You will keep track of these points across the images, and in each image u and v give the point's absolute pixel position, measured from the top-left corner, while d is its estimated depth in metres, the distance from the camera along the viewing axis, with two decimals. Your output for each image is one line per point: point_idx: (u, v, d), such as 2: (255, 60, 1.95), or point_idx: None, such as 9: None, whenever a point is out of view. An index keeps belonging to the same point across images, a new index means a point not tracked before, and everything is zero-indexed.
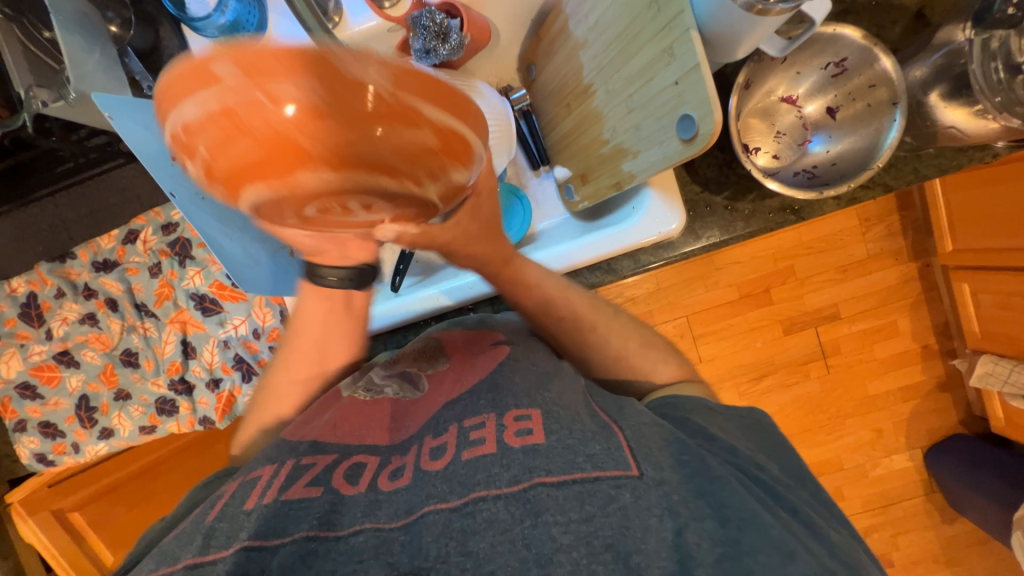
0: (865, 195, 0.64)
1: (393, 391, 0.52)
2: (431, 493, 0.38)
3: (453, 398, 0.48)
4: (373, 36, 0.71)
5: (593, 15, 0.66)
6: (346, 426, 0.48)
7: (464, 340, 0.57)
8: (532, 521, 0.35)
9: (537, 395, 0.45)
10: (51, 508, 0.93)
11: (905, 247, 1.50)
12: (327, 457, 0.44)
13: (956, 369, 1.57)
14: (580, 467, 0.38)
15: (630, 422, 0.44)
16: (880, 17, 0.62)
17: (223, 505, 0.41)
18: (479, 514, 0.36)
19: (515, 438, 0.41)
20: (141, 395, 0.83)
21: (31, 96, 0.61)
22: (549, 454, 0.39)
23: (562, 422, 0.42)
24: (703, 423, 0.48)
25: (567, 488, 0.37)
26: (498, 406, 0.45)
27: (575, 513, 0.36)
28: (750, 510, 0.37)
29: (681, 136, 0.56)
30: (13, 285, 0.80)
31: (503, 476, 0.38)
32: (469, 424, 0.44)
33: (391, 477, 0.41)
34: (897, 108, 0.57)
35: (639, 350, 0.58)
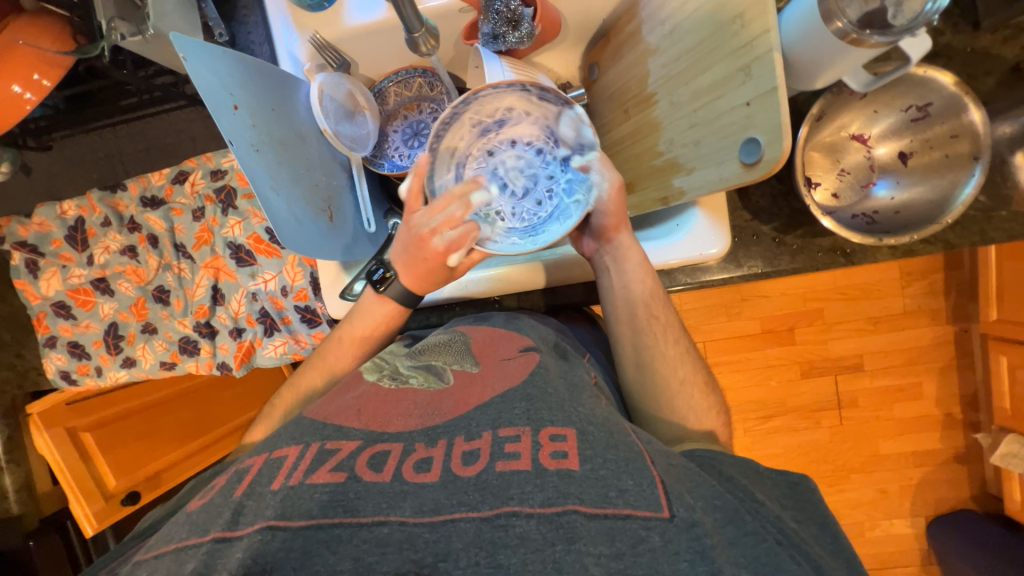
0: (923, 250, 0.62)
1: (416, 381, 0.53)
2: (462, 500, 0.39)
3: (485, 402, 0.48)
4: (443, 14, 0.71)
5: (670, 23, 0.64)
6: (371, 412, 0.48)
7: (494, 345, 0.58)
8: (565, 546, 0.36)
9: (572, 413, 0.46)
10: (64, 425, 0.98)
11: (945, 308, 1.44)
12: (352, 443, 0.44)
13: (977, 443, 1.50)
14: (611, 502, 0.39)
15: (658, 450, 0.46)
16: (972, 66, 0.60)
17: (251, 482, 0.42)
18: (511, 528, 0.37)
19: (551, 459, 0.41)
20: (167, 331, 0.84)
21: (110, 28, 0.58)
22: (583, 482, 0.40)
23: (597, 448, 0.42)
24: (735, 477, 0.47)
25: (601, 521, 0.38)
26: (532, 419, 0.45)
27: (606, 547, 0.37)
28: (787, 572, 0.37)
29: (743, 160, 0.55)
30: (64, 207, 0.82)
31: (536, 496, 0.39)
32: (504, 433, 0.44)
33: (416, 468, 0.42)
34: (978, 164, 0.55)
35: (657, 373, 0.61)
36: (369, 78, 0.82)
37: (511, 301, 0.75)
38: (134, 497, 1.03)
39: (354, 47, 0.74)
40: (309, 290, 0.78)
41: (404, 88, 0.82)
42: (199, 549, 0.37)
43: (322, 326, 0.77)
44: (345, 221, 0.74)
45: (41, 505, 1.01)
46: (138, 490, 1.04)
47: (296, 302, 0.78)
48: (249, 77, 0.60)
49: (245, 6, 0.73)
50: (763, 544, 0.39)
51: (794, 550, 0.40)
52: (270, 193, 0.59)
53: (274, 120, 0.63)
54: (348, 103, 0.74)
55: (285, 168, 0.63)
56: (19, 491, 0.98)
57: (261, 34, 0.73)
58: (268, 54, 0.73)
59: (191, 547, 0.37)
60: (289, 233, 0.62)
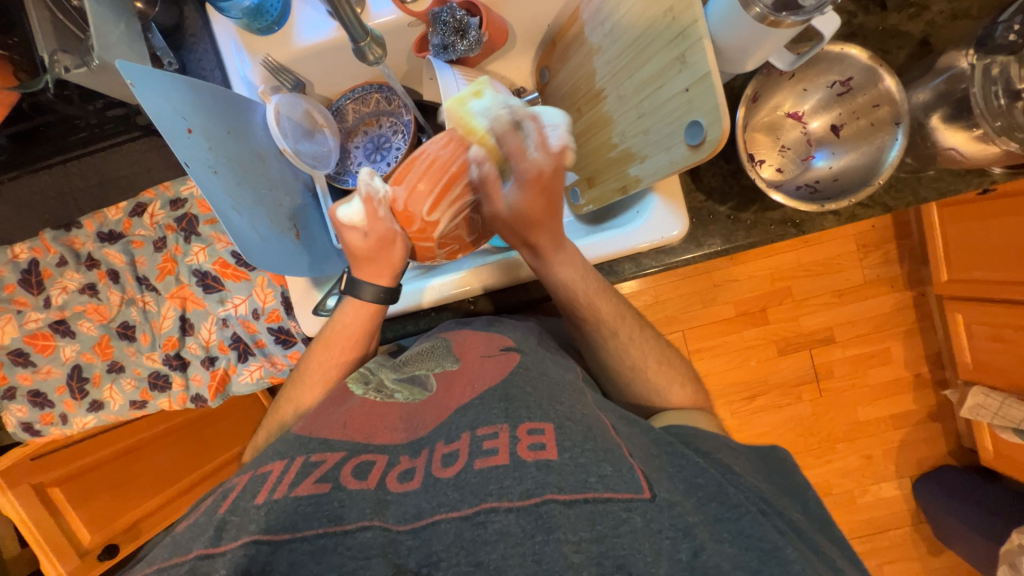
0: (865, 213, 0.66)
1: (403, 396, 0.54)
2: (442, 502, 0.39)
3: (464, 404, 0.49)
4: (393, 30, 0.73)
5: (610, 21, 0.67)
6: (356, 425, 0.48)
7: (476, 345, 0.59)
8: (544, 537, 0.37)
9: (550, 408, 0.47)
10: (30, 482, 0.91)
11: (901, 275, 1.52)
12: (337, 453, 0.44)
13: (947, 400, 1.58)
14: (591, 488, 0.40)
15: (636, 443, 0.47)
16: (885, 43, 0.66)
17: (235, 499, 0.41)
18: (490, 525, 0.37)
19: (529, 451, 0.42)
20: (135, 368, 0.81)
21: (53, 61, 0.57)
22: (562, 472, 0.40)
23: (575, 440, 0.43)
24: (714, 453, 0.49)
25: (579, 507, 0.38)
26: (510, 415, 0.46)
27: (587, 533, 0.37)
28: (771, 543, 0.38)
29: (689, 142, 0.58)
30: (15, 250, 0.79)
31: (514, 489, 0.39)
32: (482, 433, 0.44)
33: (400, 479, 0.42)
34: (899, 128, 0.58)
35: (628, 353, 0.62)
36: (326, 97, 0.84)
37: (485, 303, 0.75)
38: (111, 550, 1.00)
39: (307, 67, 0.75)
40: (281, 310, 0.77)
41: (361, 104, 0.83)
42: (182, 565, 0.36)
43: (297, 345, 0.77)
44: (313, 239, 0.74)
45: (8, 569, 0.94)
46: (115, 542, 1.02)
47: (269, 324, 0.77)
48: (201, 102, 0.60)
49: (192, 34, 0.72)
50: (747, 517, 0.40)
51: (771, 512, 0.42)
52: (232, 213, 0.59)
53: (230, 142, 0.63)
54: (306, 122, 0.75)
55: (246, 189, 0.63)
56: None
57: (211, 61, 0.73)
58: (220, 80, 0.73)
59: (173, 566, 0.36)
60: (252, 251, 0.61)
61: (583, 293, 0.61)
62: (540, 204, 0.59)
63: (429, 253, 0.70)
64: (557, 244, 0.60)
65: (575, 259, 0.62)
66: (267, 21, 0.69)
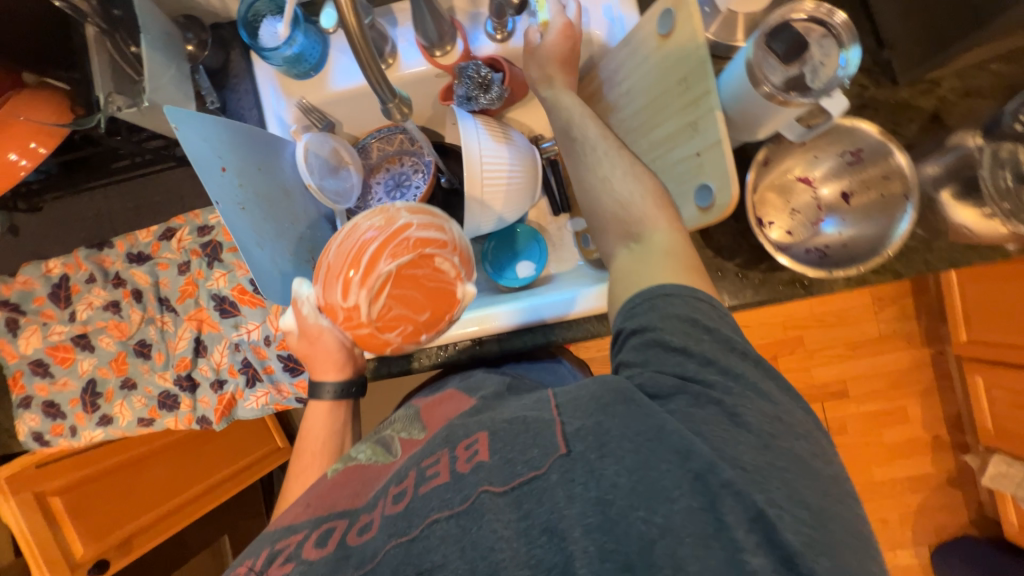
0: (874, 279, 0.67)
1: (366, 455, 0.54)
2: (392, 531, 0.42)
3: (411, 453, 0.50)
4: (421, 78, 0.78)
5: (626, 82, 0.70)
6: (318, 500, 0.48)
7: (437, 406, 0.60)
8: (477, 526, 0.40)
9: (487, 418, 0.48)
10: (34, 490, 0.91)
11: (918, 331, 1.49)
12: (298, 534, 0.45)
13: (967, 466, 1.51)
14: (518, 474, 0.42)
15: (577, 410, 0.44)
16: (896, 115, 0.67)
17: None
18: (432, 535, 0.41)
19: (466, 463, 0.44)
20: (147, 386, 0.84)
21: (108, 101, 0.61)
22: (492, 469, 0.43)
23: (505, 440, 0.44)
24: (650, 326, 0.46)
25: (509, 495, 0.41)
26: (448, 440, 0.48)
27: (512, 514, 0.40)
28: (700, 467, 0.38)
29: (698, 204, 0.60)
30: (49, 265, 0.83)
31: (455, 499, 0.42)
32: (425, 464, 0.46)
33: (358, 533, 0.44)
34: (909, 202, 0.59)
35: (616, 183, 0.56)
36: (353, 135, 0.88)
37: (492, 345, 0.76)
38: (102, 565, 0.98)
39: (338, 109, 0.80)
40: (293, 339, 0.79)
41: (386, 143, 0.87)
42: None
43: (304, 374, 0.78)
44: None
45: None
46: (108, 557, 1.00)
47: (279, 351, 0.79)
48: (235, 140, 0.64)
49: (234, 75, 0.77)
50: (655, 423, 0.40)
51: None
52: (254, 246, 0.61)
53: (259, 177, 0.66)
54: (332, 159, 0.78)
55: (271, 223, 0.66)
56: None
57: (250, 101, 0.77)
58: (257, 118, 0.78)
59: None
60: (270, 281, 0.63)
61: (602, 149, 0.58)
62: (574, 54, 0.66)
63: (379, 340, 0.56)
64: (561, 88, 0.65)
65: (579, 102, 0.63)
66: (305, 67, 0.74)
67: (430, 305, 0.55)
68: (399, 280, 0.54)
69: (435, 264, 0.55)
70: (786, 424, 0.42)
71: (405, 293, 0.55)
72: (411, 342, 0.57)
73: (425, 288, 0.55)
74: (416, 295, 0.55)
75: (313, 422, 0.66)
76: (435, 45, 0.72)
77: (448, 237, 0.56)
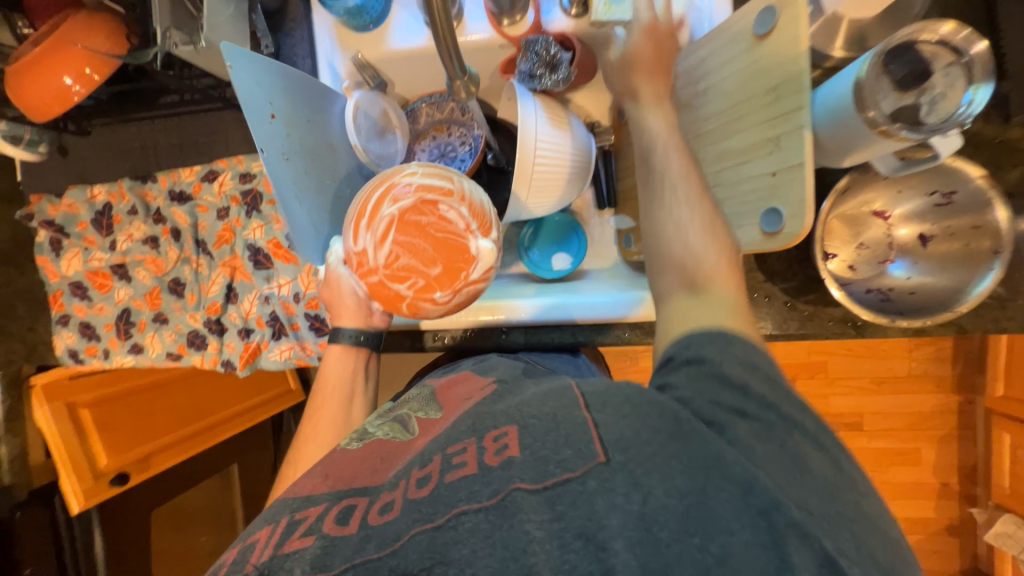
0: (936, 331, 0.63)
1: (383, 432, 0.53)
2: (417, 517, 0.38)
3: (433, 436, 0.47)
4: (483, 47, 0.72)
5: (704, 81, 0.65)
6: (336, 475, 0.45)
7: (458, 388, 0.59)
8: (509, 522, 0.37)
9: (515, 410, 0.44)
10: (66, 400, 0.97)
11: (951, 377, 1.42)
12: (317, 507, 0.42)
13: (971, 517, 1.48)
14: (551, 474, 0.39)
15: (608, 412, 0.42)
16: (1000, 156, 0.61)
17: (233, 556, 0.41)
18: (461, 526, 0.37)
19: (494, 456, 0.40)
20: (178, 323, 0.85)
21: (165, 36, 0.59)
22: (522, 465, 0.39)
23: (537, 435, 0.41)
24: (716, 363, 0.43)
25: (543, 493, 0.38)
26: (476, 428, 0.44)
27: (547, 514, 0.37)
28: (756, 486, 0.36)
29: (763, 228, 0.56)
30: (94, 191, 0.84)
31: (485, 491, 0.38)
32: (452, 451, 0.43)
33: (380, 512, 0.40)
34: (998, 260, 0.55)
35: (694, 215, 0.51)
36: (403, 98, 0.84)
37: (518, 335, 0.75)
38: (122, 478, 1.03)
39: (392, 68, 0.76)
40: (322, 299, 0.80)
41: (435, 109, 0.83)
42: None
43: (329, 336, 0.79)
44: None
45: (31, 477, 0.98)
46: (127, 471, 1.05)
47: (307, 309, 0.80)
48: (287, 87, 0.62)
49: (291, 20, 0.74)
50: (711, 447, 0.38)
51: None
52: (293, 200, 0.60)
53: (307, 129, 0.64)
54: (381, 121, 0.75)
55: (312, 177, 0.65)
56: (13, 461, 0.94)
57: (305, 49, 0.74)
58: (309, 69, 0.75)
59: None
60: (304, 237, 0.62)
61: (682, 192, 0.52)
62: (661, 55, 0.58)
63: (388, 292, 0.53)
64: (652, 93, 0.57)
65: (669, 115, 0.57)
66: (365, 20, 0.70)
67: (442, 256, 0.52)
68: (404, 223, 0.52)
69: (444, 209, 0.52)
70: (846, 476, 0.40)
71: (415, 239, 0.52)
72: (421, 300, 0.53)
73: (434, 236, 0.52)
74: (426, 243, 0.52)
75: (330, 366, 0.67)
76: (505, 13, 0.69)
77: (457, 186, 0.54)
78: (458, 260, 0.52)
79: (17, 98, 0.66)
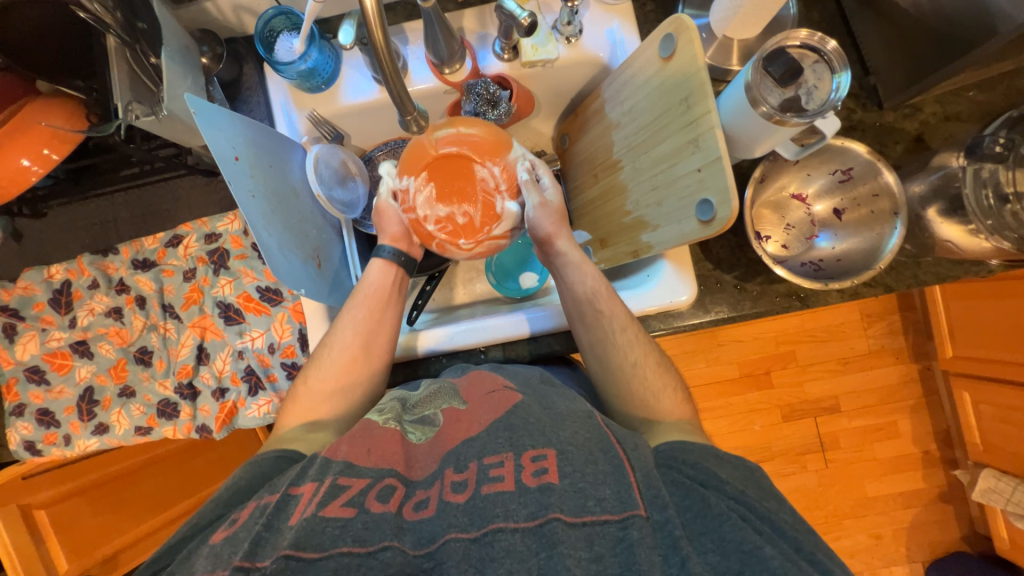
0: (867, 292, 0.70)
1: (415, 436, 0.57)
2: (452, 523, 0.46)
3: (471, 435, 0.54)
4: (430, 94, 0.80)
5: (628, 103, 0.74)
6: (379, 452, 0.53)
7: (476, 383, 0.62)
8: (547, 552, 0.43)
9: (553, 435, 0.52)
10: (19, 502, 0.89)
11: (906, 347, 1.52)
12: (361, 480, 0.49)
13: (957, 481, 1.53)
14: (589, 510, 0.45)
15: (642, 461, 0.49)
16: (883, 137, 0.71)
17: (272, 512, 0.47)
18: (497, 543, 0.44)
19: (532, 478, 0.47)
20: (146, 394, 0.84)
21: (128, 109, 0.63)
22: (562, 494, 0.46)
23: (575, 465, 0.48)
24: (702, 462, 0.51)
25: (579, 528, 0.44)
26: (515, 445, 0.51)
27: (586, 551, 0.43)
28: (750, 543, 0.43)
29: (700, 218, 0.62)
30: (51, 271, 0.83)
31: (521, 512, 0.45)
32: (488, 461, 0.50)
33: (414, 508, 0.49)
34: (898, 219, 0.62)
35: (633, 353, 0.65)
36: (360, 148, 0.90)
37: (495, 352, 0.77)
38: None
39: (348, 122, 0.82)
40: (297, 346, 0.80)
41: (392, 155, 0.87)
42: None
43: None
44: (332, 270, 0.78)
45: None
46: (92, 573, 0.99)
47: (283, 358, 0.80)
48: (251, 137, 0.66)
49: (248, 88, 0.79)
50: (730, 522, 0.45)
51: None
52: (265, 233, 0.62)
53: (271, 174, 0.68)
54: (341, 170, 0.80)
55: (279, 216, 0.68)
56: None
57: (262, 112, 0.79)
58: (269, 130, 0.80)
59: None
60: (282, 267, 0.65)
61: (625, 337, 0.65)
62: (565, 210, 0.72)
63: (423, 230, 0.72)
64: (575, 262, 0.68)
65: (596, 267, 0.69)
66: (318, 81, 0.75)
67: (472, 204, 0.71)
68: (442, 178, 0.71)
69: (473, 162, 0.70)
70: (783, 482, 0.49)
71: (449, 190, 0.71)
72: (450, 245, 0.72)
73: (464, 190, 0.71)
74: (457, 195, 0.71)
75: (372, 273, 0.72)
76: (445, 63, 0.72)
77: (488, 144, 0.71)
78: (485, 207, 0.71)
79: None
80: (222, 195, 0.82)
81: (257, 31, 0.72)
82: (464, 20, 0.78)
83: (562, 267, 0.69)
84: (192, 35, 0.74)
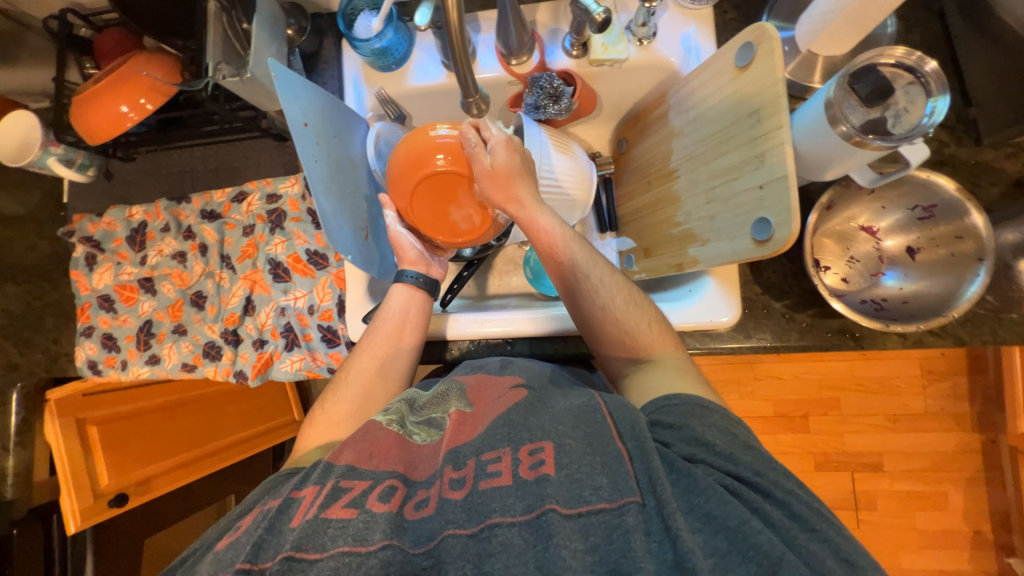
0: (933, 341, 0.64)
1: (420, 437, 0.56)
2: (450, 519, 0.46)
3: (469, 437, 0.53)
4: (494, 84, 0.81)
5: (694, 110, 0.71)
6: (381, 456, 0.52)
7: (484, 386, 0.61)
8: (544, 543, 0.43)
9: (549, 428, 0.51)
10: (77, 415, 0.97)
11: (970, 414, 1.38)
12: (363, 482, 0.49)
13: (1011, 570, 1.37)
14: (586, 500, 0.45)
15: (636, 442, 0.49)
16: (977, 176, 0.65)
17: (273, 518, 0.48)
18: (494, 538, 0.44)
19: (529, 470, 0.47)
20: (196, 334, 0.91)
21: (216, 69, 0.68)
22: (558, 486, 0.46)
23: (573, 456, 0.48)
24: (686, 424, 0.50)
25: (575, 520, 0.44)
26: (512, 439, 0.51)
27: (581, 543, 0.43)
28: (735, 519, 0.42)
29: (755, 237, 0.59)
30: (132, 211, 0.90)
31: (517, 506, 0.45)
32: (486, 457, 0.50)
33: (415, 508, 0.48)
34: (983, 265, 0.57)
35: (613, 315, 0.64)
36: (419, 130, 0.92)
37: (522, 346, 0.76)
38: (122, 499, 1.01)
39: (412, 103, 0.84)
40: (334, 311, 0.84)
41: None
42: None
43: (340, 347, 0.83)
44: (379, 244, 0.80)
45: (32, 494, 0.98)
46: (127, 492, 1.03)
47: (320, 320, 0.84)
48: (322, 107, 0.70)
49: (325, 62, 0.83)
50: (716, 497, 0.44)
51: None
52: (322, 198, 0.65)
53: (334, 144, 0.71)
54: None
55: (336, 184, 0.70)
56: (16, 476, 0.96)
57: (333, 86, 0.83)
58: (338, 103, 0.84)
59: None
60: (335, 235, 0.68)
61: (596, 278, 0.65)
62: (519, 165, 0.67)
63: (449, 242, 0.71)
64: (528, 223, 0.66)
65: (550, 221, 0.67)
66: (389, 61, 0.78)
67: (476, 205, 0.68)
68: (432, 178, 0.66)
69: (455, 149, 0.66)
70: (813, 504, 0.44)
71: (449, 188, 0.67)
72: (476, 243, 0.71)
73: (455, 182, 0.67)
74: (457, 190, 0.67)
75: (394, 297, 0.72)
76: (513, 54, 0.73)
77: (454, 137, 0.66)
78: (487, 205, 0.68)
79: (77, 122, 0.74)
80: (287, 159, 0.87)
81: (341, 8, 0.75)
82: (538, 13, 0.78)
83: (526, 225, 0.66)
84: (282, 8, 0.78)
